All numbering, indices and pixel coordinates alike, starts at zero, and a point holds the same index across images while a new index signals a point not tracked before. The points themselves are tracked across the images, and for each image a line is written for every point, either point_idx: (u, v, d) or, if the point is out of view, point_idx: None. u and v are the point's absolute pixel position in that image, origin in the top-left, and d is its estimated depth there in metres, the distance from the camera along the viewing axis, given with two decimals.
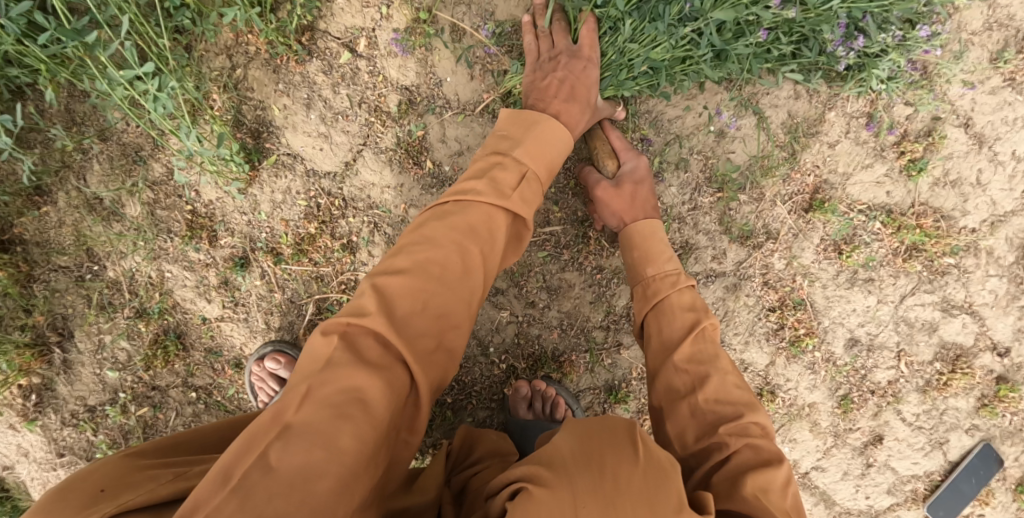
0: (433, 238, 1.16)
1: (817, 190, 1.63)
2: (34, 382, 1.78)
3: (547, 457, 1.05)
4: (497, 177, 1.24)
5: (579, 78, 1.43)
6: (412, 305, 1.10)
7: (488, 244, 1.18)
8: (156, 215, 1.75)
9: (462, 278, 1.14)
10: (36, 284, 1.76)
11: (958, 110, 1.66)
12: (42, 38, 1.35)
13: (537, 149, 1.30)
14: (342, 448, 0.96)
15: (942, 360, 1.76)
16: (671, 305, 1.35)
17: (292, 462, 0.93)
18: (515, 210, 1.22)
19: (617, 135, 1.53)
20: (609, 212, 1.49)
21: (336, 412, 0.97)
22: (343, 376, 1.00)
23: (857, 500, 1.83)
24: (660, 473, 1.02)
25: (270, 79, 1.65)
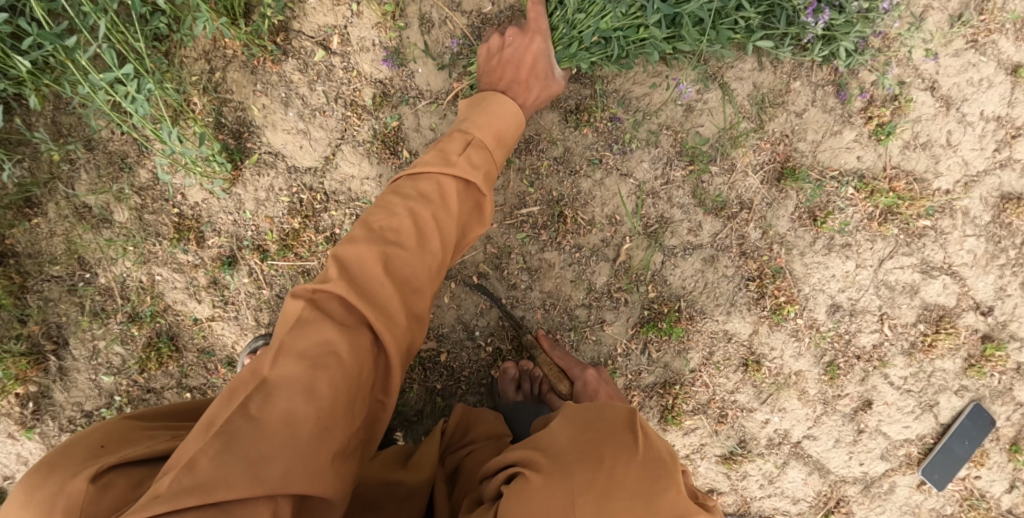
0: (387, 208, 1.22)
1: (788, 158, 1.65)
2: (30, 391, 1.83)
3: (546, 447, 1.10)
4: (444, 148, 1.31)
5: (526, 53, 1.49)
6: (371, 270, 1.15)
7: (440, 211, 1.22)
8: (144, 220, 1.81)
9: (417, 244, 1.19)
10: (30, 294, 1.82)
11: (923, 74, 1.70)
12: (24, 43, 1.39)
13: (486, 122, 1.37)
14: (318, 398, 1.06)
15: (926, 322, 1.77)
16: None
17: (273, 409, 1.04)
18: (462, 175, 1.26)
19: (559, 354, 1.60)
20: None
21: (309, 366, 1.07)
22: (312, 335, 1.08)
23: (851, 468, 1.84)
24: (658, 468, 1.06)
25: (248, 80, 1.70)
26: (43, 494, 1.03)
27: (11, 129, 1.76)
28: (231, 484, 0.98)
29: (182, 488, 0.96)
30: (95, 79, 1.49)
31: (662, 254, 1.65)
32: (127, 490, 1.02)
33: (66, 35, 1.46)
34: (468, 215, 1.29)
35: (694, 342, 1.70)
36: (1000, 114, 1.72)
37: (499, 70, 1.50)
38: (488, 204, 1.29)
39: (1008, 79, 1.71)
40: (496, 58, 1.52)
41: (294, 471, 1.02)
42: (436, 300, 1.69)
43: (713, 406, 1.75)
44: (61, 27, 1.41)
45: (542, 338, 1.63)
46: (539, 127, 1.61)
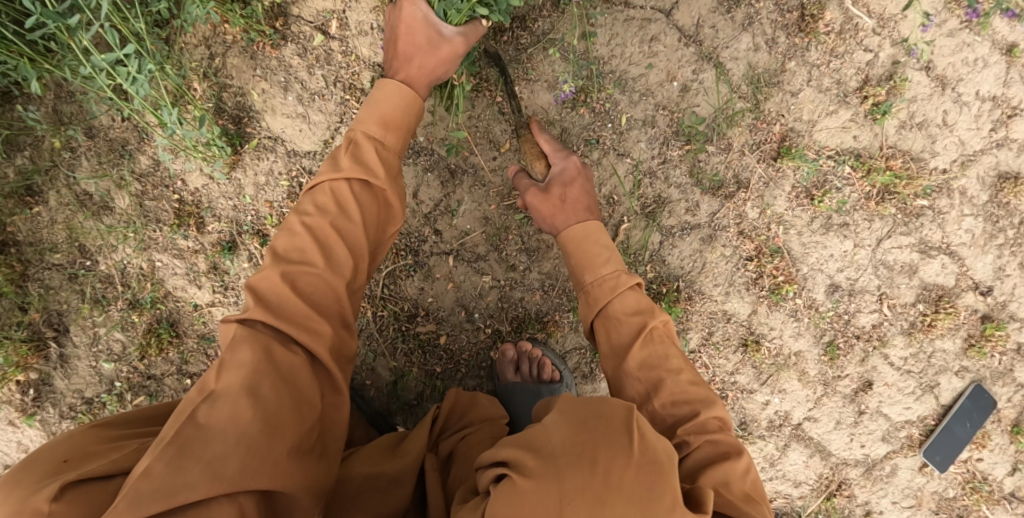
0: (289, 227, 1.27)
1: (784, 137, 1.65)
2: (31, 378, 1.85)
3: (537, 444, 1.00)
4: (336, 156, 1.35)
5: (399, 23, 1.45)
6: (286, 280, 1.20)
7: (338, 217, 1.27)
8: (144, 206, 1.84)
9: (320, 251, 1.24)
10: (31, 283, 1.84)
11: (918, 54, 1.71)
12: (27, 22, 1.40)
13: (369, 112, 1.39)
14: (261, 397, 1.08)
15: (925, 302, 1.77)
16: (614, 312, 1.33)
17: (219, 415, 1.05)
18: (354, 175, 1.31)
19: (545, 140, 1.51)
20: (540, 219, 1.45)
21: (250, 372, 1.09)
22: (244, 349, 1.11)
23: (852, 450, 1.84)
24: (656, 473, 0.96)
25: (247, 66, 1.73)
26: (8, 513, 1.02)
27: (12, 118, 1.78)
28: (190, 485, 0.98)
29: (141, 496, 0.95)
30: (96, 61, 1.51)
31: (660, 234, 1.65)
32: (98, 496, 1.02)
33: (68, 15, 1.48)
34: (375, 215, 1.34)
35: (693, 322, 1.70)
36: (995, 93, 1.73)
37: (387, 48, 1.47)
38: (393, 197, 1.34)
39: (1003, 58, 1.72)
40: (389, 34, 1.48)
41: (254, 468, 1.03)
42: (435, 282, 1.70)
43: (713, 387, 1.75)
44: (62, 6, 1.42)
45: (533, 123, 1.54)
46: (536, 107, 1.61)
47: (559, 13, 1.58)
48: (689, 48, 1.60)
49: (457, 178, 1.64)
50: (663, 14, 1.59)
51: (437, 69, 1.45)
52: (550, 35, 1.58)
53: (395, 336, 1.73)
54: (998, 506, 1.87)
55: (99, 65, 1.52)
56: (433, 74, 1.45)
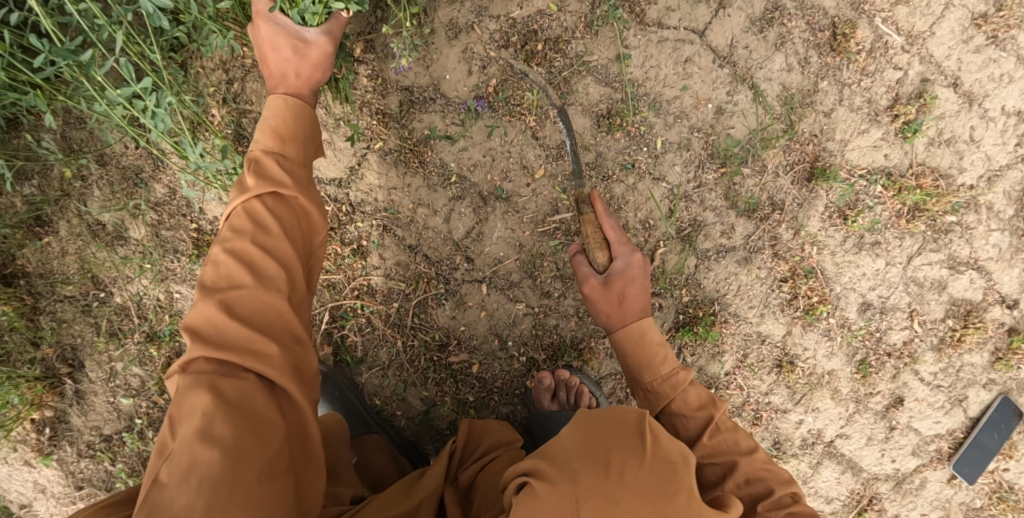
0: (208, 256, 1.17)
1: (817, 158, 1.64)
2: (47, 416, 1.78)
3: (552, 451, 1.08)
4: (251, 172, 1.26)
5: (262, 41, 1.33)
6: (215, 312, 1.11)
7: (255, 233, 1.17)
8: (161, 236, 1.78)
9: (244, 275, 1.14)
10: (43, 316, 1.77)
11: (945, 71, 1.70)
12: (37, 62, 1.33)
13: (266, 126, 1.27)
14: (218, 438, 1.03)
15: (954, 317, 1.78)
16: (679, 407, 1.33)
17: (177, 467, 1.01)
18: (266, 188, 1.20)
19: (609, 227, 1.45)
20: (599, 312, 1.43)
21: (200, 417, 1.04)
22: (189, 394, 1.06)
23: (883, 465, 1.84)
24: (666, 471, 1.04)
25: (268, 91, 1.69)
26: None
27: (19, 146, 1.71)
28: None
29: None
30: (111, 95, 1.44)
31: (695, 257, 1.64)
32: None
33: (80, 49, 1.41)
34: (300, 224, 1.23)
35: (728, 345, 1.69)
36: (1021, 108, 1.73)
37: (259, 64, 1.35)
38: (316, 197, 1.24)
39: None
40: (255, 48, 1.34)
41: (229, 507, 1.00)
42: (467, 310, 1.67)
43: (748, 408, 1.74)
44: (75, 38, 1.33)
45: (596, 201, 1.48)
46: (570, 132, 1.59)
47: (592, 34, 1.57)
48: (723, 69, 1.59)
49: (489, 205, 1.61)
50: (697, 35, 1.58)
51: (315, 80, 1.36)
52: (583, 58, 1.57)
53: (426, 366, 1.70)
54: None
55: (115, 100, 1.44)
56: (313, 81, 1.35)
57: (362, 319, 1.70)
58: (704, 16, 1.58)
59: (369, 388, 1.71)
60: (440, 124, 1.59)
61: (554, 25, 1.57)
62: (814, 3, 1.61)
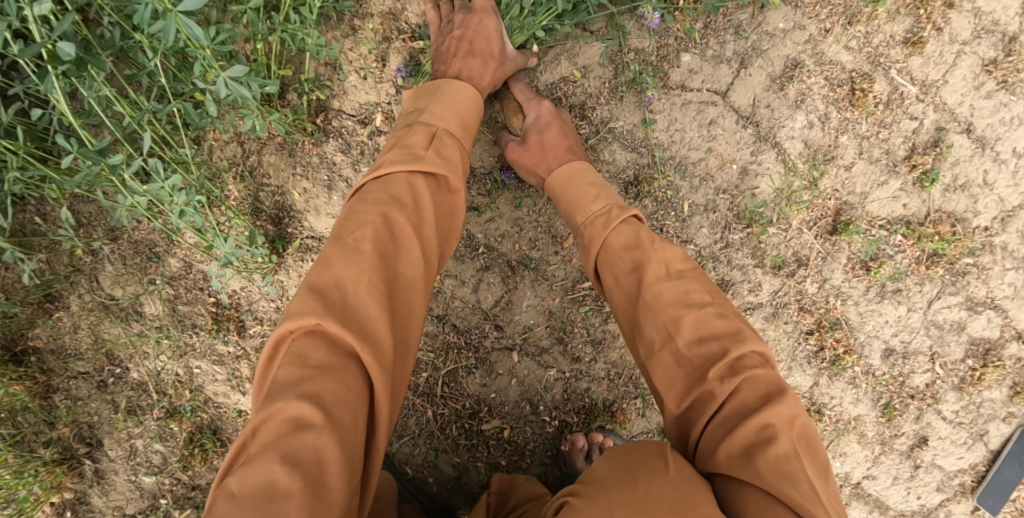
0: (353, 221, 1.15)
1: (839, 212, 1.66)
2: (66, 497, 1.69)
3: (586, 478, 1.09)
4: (407, 141, 1.27)
5: (480, 29, 1.44)
6: (348, 290, 1.07)
7: (412, 213, 1.18)
8: (177, 311, 1.66)
9: (381, 261, 1.11)
10: (57, 394, 1.67)
11: (959, 117, 1.73)
12: (64, 164, 1.22)
13: (446, 110, 1.33)
14: (304, 455, 0.94)
15: (973, 357, 1.81)
16: (612, 248, 1.27)
17: (257, 475, 0.92)
18: (430, 168, 1.23)
19: (519, 90, 1.53)
20: (525, 169, 1.49)
21: (300, 415, 0.96)
22: (308, 378, 0.99)
23: (909, 502, 1.87)
24: (690, 487, 1.02)
25: (286, 163, 1.60)
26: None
27: (25, 222, 1.60)
28: None
29: None
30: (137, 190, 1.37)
31: None
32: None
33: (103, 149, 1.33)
34: (440, 217, 1.25)
35: None
36: None
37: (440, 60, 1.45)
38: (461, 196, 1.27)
39: None
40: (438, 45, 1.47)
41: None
42: (497, 378, 1.65)
43: None
44: (102, 140, 1.23)
45: (510, 82, 1.55)
46: None
47: (616, 100, 1.57)
48: (746, 130, 1.60)
49: (517, 273, 1.60)
50: (719, 96, 1.60)
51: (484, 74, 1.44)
52: (608, 124, 1.57)
53: (458, 433, 1.68)
54: None
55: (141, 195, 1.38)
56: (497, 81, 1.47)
57: None
58: (726, 76, 1.60)
59: (400, 457, 1.68)
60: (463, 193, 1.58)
61: (577, 91, 1.57)
62: (831, 59, 1.64)
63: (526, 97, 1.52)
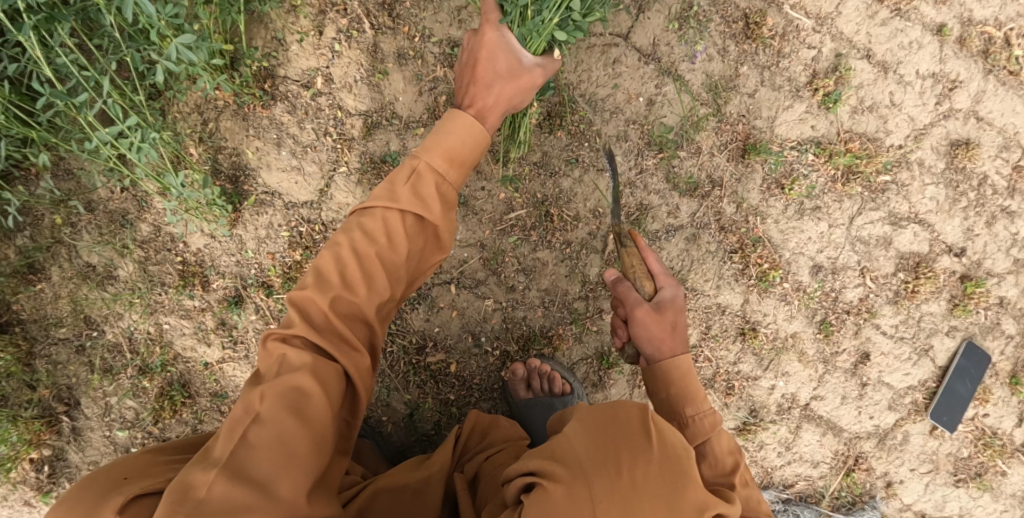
0: (333, 248, 1.22)
1: (748, 135, 1.77)
2: (45, 454, 1.81)
3: (563, 455, 1.15)
4: (392, 176, 1.28)
5: (482, 44, 1.38)
6: (328, 308, 1.19)
7: (385, 246, 1.22)
8: (148, 271, 1.81)
9: (365, 283, 1.21)
10: (38, 360, 1.80)
11: (857, 45, 1.82)
12: (37, 103, 1.38)
13: (435, 144, 1.29)
14: (310, 418, 1.13)
15: (905, 270, 1.86)
16: (713, 447, 1.32)
17: (267, 436, 1.10)
18: (406, 206, 1.24)
19: (653, 259, 1.49)
20: (648, 338, 1.39)
21: (292, 406, 1.13)
22: (294, 376, 1.14)
23: (863, 423, 1.91)
24: (674, 468, 1.14)
25: (240, 127, 1.74)
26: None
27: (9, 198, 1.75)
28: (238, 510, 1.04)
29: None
30: (100, 134, 1.50)
31: (647, 239, 1.75)
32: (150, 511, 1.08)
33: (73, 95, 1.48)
34: (424, 239, 1.28)
35: (690, 320, 1.79)
36: (934, 71, 1.86)
37: (463, 72, 1.39)
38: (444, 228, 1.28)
39: (935, 39, 1.85)
40: (457, 70, 1.42)
41: (301, 488, 1.10)
42: (440, 312, 1.77)
43: (719, 379, 1.82)
44: (69, 84, 1.40)
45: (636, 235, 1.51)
46: None
47: None
48: (649, 66, 1.73)
49: None
50: (621, 39, 1.71)
51: (505, 63, 1.38)
52: None
53: (406, 369, 1.78)
54: (1013, 459, 1.98)
55: (103, 139, 1.50)
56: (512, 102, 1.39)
57: None
58: (626, 20, 1.71)
59: None
60: (396, 142, 1.73)
61: None
62: None
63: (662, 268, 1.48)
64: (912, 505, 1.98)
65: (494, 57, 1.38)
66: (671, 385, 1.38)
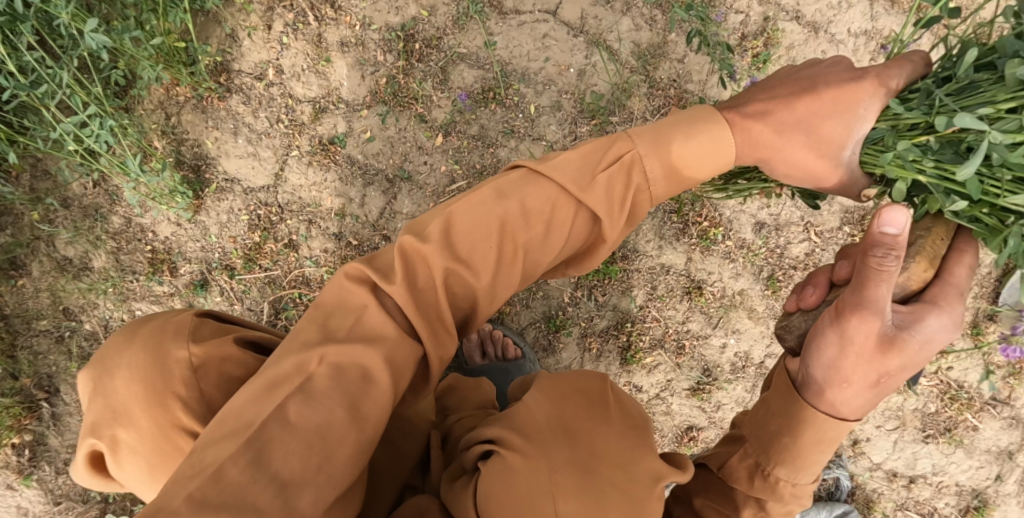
0: (483, 212, 1.09)
1: (680, 99, 1.80)
2: (27, 439, 1.90)
3: (523, 424, 1.15)
4: (588, 154, 1.13)
5: (829, 87, 1.13)
6: (438, 281, 1.08)
7: (536, 236, 1.10)
8: (120, 260, 1.89)
9: (498, 269, 1.09)
10: (21, 351, 1.90)
11: (785, 7, 1.79)
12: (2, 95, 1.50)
13: (657, 150, 1.13)
14: (362, 417, 1.01)
15: (851, 223, 1.82)
16: (775, 504, 1.15)
17: (311, 417, 0.99)
18: (587, 202, 1.10)
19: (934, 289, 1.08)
20: (843, 341, 1.04)
21: (353, 384, 1.02)
22: (364, 352, 1.03)
23: None
24: (633, 441, 1.16)
25: (200, 119, 1.84)
26: (142, 344, 1.15)
27: None
28: (258, 498, 0.93)
29: (208, 499, 0.91)
30: (63, 124, 1.61)
31: None
32: (220, 328, 1.21)
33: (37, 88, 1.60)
34: (577, 242, 1.16)
35: (635, 281, 1.83)
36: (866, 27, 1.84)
37: (791, 91, 1.16)
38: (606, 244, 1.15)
39: None
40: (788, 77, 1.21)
41: (324, 491, 0.97)
42: None
43: (670, 339, 1.85)
44: (32, 77, 1.52)
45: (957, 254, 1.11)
46: (453, 111, 1.81)
47: (459, 28, 1.79)
48: (578, 38, 1.79)
49: (396, 185, 1.82)
50: (550, 14, 1.79)
51: (834, 136, 1.12)
52: (455, 49, 1.80)
53: None
54: (984, 413, 1.95)
55: (67, 130, 1.62)
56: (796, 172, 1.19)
57: (302, 307, 1.87)
58: None
59: None
60: (343, 125, 1.82)
61: (427, 27, 1.79)
62: None
63: (956, 303, 1.06)
64: (881, 465, 1.97)
65: (832, 115, 1.12)
66: (810, 428, 1.10)
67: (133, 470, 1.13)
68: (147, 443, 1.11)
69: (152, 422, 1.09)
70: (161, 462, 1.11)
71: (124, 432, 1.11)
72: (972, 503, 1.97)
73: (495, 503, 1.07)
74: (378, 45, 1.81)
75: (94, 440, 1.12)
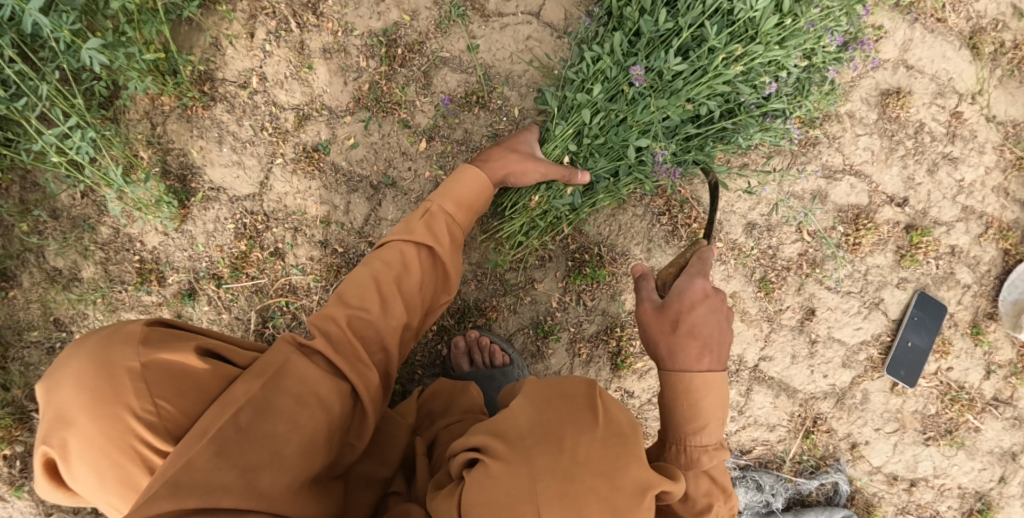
0: (352, 278, 1.32)
1: None
2: (17, 451, 1.88)
3: (505, 431, 1.11)
4: (406, 217, 1.43)
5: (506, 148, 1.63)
6: (341, 322, 1.26)
7: (403, 275, 1.34)
8: (109, 271, 1.89)
9: (385, 304, 1.30)
10: (13, 362, 1.89)
11: None
12: None
13: (446, 193, 1.45)
14: (303, 425, 1.13)
15: (844, 223, 1.84)
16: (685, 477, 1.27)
17: (261, 427, 1.10)
18: (419, 236, 1.37)
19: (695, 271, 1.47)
20: (648, 327, 1.39)
21: (296, 401, 1.14)
22: (304, 376, 1.18)
23: (817, 382, 1.89)
24: (621, 443, 1.09)
25: (185, 128, 1.83)
26: (87, 352, 1.12)
27: None
28: (225, 489, 1.02)
29: (183, 486, 1.00)
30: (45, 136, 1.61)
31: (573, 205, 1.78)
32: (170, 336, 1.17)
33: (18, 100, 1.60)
34: (432, 276, 1.40)
35: (624, 284, 1.82)
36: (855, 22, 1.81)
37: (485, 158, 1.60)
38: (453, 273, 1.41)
39: None
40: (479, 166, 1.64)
41: (285, 478, 1.08)
42: None
43: None
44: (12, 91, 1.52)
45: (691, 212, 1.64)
46: (437, 117, 1.80)
47: (442, 33, 1.79)
48: (561, 40, 1.79)
49: (380, 191, 1.82)
50: (533, 16, 1.79)
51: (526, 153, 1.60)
52: (438, 53, 1.79)
53: None
54: (985, 414, 1.91)
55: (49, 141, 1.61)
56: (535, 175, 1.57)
57: (289, 315, 1.86)
58: None
59: None
60: (326, 132, 1.82)
61: (409, 32, 1.79)
62: None
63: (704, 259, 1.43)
64: (881, 468, 1.91)
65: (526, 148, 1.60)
66: (667, 387, 1.33)
67: (84, 479, 1.09)
68: (95, 451, 1.07)
69: (101, 428, 1.06)
70: (110, 471, 1.07)
71: (76, 438, 1.08)
72: (976, 505, 1.92)
73: (478, 511, 1.04)
74: (361, 51, 1.80)
75: (45, 448, 1.09)
